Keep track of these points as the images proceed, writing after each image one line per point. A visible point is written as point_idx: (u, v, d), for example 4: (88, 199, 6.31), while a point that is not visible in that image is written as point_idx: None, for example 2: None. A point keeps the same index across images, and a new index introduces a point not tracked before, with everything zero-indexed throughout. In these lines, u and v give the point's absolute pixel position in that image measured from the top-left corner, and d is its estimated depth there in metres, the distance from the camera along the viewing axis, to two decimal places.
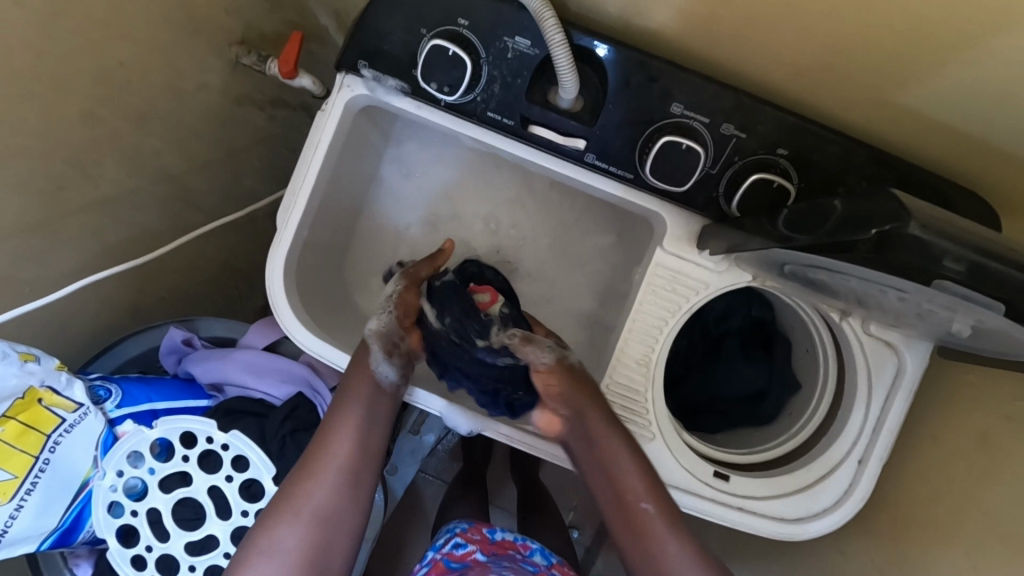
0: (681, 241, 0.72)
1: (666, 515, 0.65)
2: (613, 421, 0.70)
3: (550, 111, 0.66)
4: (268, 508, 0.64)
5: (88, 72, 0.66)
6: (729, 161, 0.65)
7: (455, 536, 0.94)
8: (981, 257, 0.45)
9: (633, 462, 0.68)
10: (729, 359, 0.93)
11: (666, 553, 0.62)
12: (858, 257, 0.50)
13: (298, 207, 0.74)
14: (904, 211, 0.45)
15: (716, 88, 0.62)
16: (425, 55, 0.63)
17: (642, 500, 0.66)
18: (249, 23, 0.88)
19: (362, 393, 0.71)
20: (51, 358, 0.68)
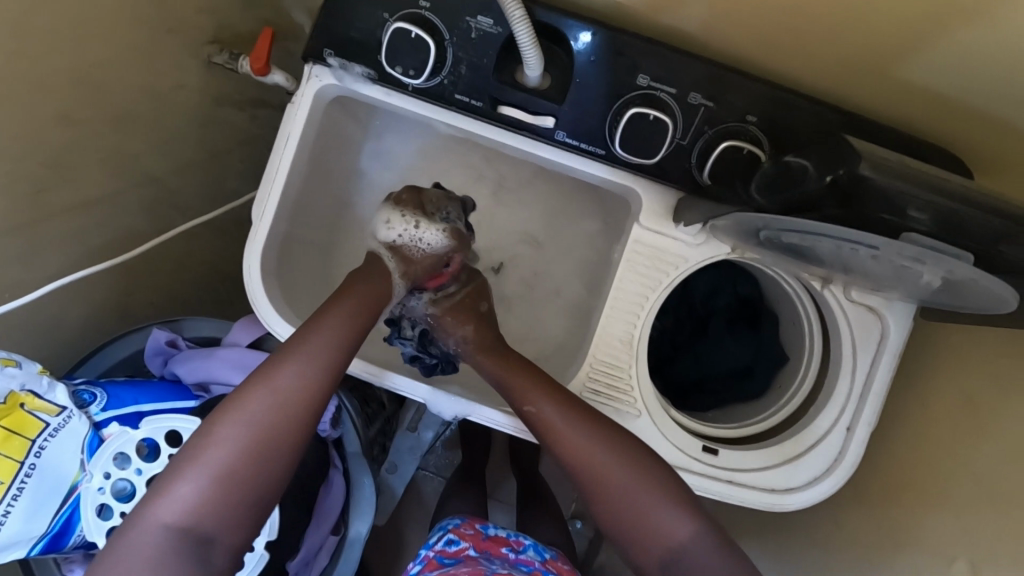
0: (658, 217, 0.72)
1: (560, 411, 0.68)
2: (493, 353, 0.77)
3: (519, 90, 0.66)
4: (178, 453, 0.61)
5: (60, 69, 0.66)
6: (699, 131, 0.64)
7: (447, 533, 0.94)
8: (946, 201, 0.46)
9: (529, 381, 0.72)
10: (715, 335, 0.93)
11: (572, 445, 0.66)
12: (827, 198, 0.50)
13: (271, 198, 0.73)
14: (852, 152, 0.47)
15: (681, 59, 0.62)
16: (390, 39, 0.63)
17: (553, 418, 0.68)
18: (223, 21, 0.88)
19: (304, 354, 0.65)
20: (33, 363, 0.69)
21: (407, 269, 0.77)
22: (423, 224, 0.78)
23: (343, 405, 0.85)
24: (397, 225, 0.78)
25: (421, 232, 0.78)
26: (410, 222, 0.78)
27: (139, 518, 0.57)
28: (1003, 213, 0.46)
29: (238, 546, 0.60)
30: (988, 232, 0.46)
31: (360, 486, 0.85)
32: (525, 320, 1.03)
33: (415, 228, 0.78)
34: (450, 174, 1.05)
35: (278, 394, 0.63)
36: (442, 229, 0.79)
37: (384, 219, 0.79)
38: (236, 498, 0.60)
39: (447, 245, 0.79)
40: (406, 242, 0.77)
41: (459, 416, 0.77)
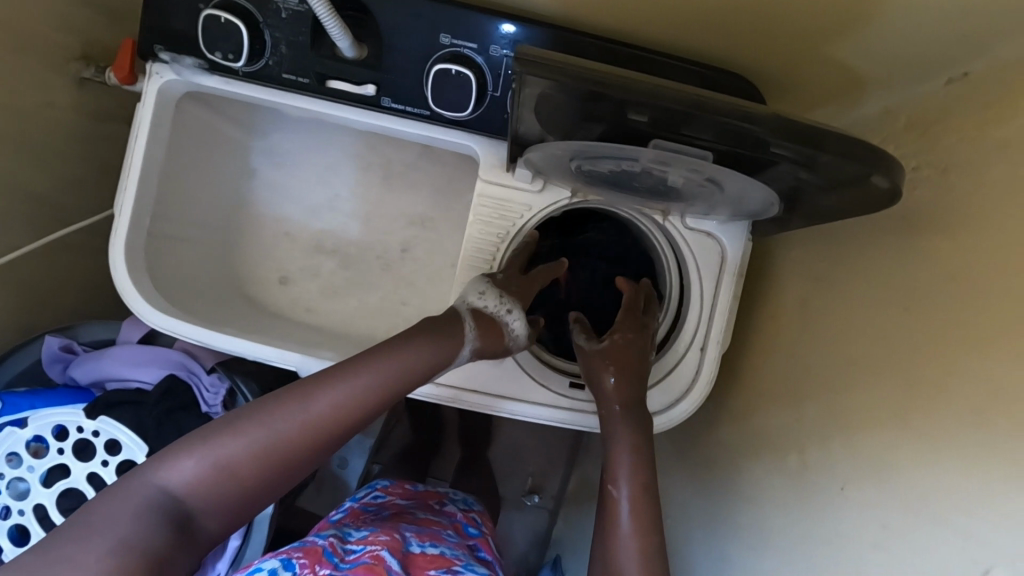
0: (494, 168, 0.76)
1: (641, 473, 0.70)
2: (627, 378, 0.75)
3: (339, 63, 0.70)
4: (204, 426, 0.59)
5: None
6: (508, 81, 0.68)
7: (375, 489, 1.02)
8: (658, 101, 0.49)
9: (630, 430, 0.72)
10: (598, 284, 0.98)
11: (620, 493, 0.69)
12: (579, 119, 0.56)
13: (128, 192, 0.77)
14: (549, 62, 0.51)
15: (476, 15, 0.66)
16: (202, 26, 0.67)
17: (630, 467, 0.70)
18: (87, 39, 0.92)
19: (360, 379, 0.63)
20: None
21: (484, 345, 0.74)
22: (514, 309, 0.76)
23: (238, 388, 0.86)
24: (492, 300, 0.75)
25: (505, 313, 0.76)
26: (501, 299, 0.76)
27: (145, 474, 0.55)
28: (713, 108, 0.49)
29: (211, 537, 0.57)
30: (698, 124, 0.50)
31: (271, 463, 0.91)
32: (427, 294, 1.07)
33: (503, 307, 0.76)
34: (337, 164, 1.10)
35: (311, 405, 0.60)
36: (526, 323, 0.77)
37: (477, 288, 0.76)
38: (229, 491, 0.57)
39: (522, 335, 0.77)
40: (490, 309, 0.75)
41: None
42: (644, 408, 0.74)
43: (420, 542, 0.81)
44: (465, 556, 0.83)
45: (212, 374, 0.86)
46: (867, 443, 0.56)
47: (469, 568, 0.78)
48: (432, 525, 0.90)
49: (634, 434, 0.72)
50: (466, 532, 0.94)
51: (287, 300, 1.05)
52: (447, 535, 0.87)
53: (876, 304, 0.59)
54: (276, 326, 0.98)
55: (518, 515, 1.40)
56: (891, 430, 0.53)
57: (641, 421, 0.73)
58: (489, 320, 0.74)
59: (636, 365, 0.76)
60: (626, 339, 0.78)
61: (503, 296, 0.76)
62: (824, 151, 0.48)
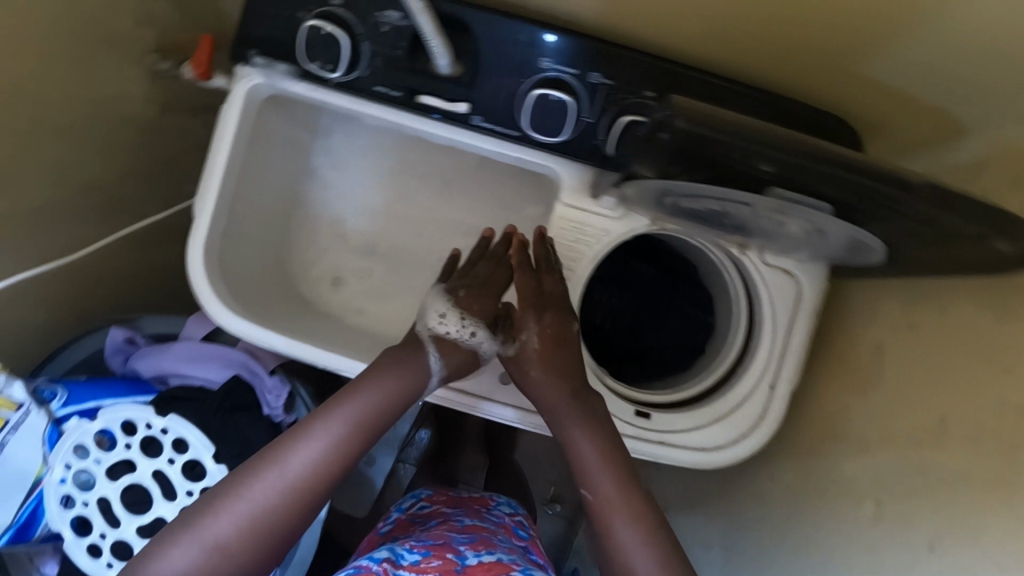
0: (577, 193, 0.75)
1: (617, 471, 0.67)
2: (558, 370, 0.75)
3: (432, 79, 0.69)
4: (183, 513, 0.59)
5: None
6: (603, 109, 0.68)
7: (420, 499, 1.02)
8: (791, 155, 0.49)
9: (583, 426, 0.71)
10: (661, 311, 0.97)
11: (601, 498, 0.65)
12: (684, 163, 0.56)
13: (211, 194, 0.77)
14: (676, 108, 0.51)
15: (578, 41, 0.66)
16: (304, 37, 0.66)
17: (599, 463, 0.67)
18: (163, 30, 0.92)
19: (330, 432, 0.63)
20: None
21: (453, 370, 0.75)
22: (475, 327, 0.78)
23: (296, 392, 0.88)
24: (454, 324, 0.77)
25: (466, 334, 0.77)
26: (459, 317, 0.78)
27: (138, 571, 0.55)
28: (838, 160, 0.48)
29: None
30: (823, 172, 0.49)
31: None
32: None
33: (462, 326, 0.77)
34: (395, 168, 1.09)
35: (288, 465, 0.61)
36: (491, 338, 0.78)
37: (439, 310, 0.79)
38: (229, 568, 0.57)
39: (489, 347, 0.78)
40: (448, 329, 0.77)
41: None
42: (583, 396, 0.73)
43: (475, 552, 0.81)
44: (521, 561, 0.82)
45: (274, 375, 0.86)
46: (960, 501, 0.56)
47: (527, 572, 0.78)
48: (482, 531, 0.90)
49: (590, 428, 0.71)
50: (517, 534, 0.95)
51: (340, 301, 1.06)
52: (499, 541, 0.87)
53: (970, 359, 0.59)
54: (332, 327, 0.98)
55: (543, 524, 1.41)
56: (987, 492, 0.53)
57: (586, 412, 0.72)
58: (453, 346, 0.76)
59: (569, 347, 0.77)
60: (548, 327, 0.77)
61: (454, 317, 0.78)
62: (955, 213, 0.47)
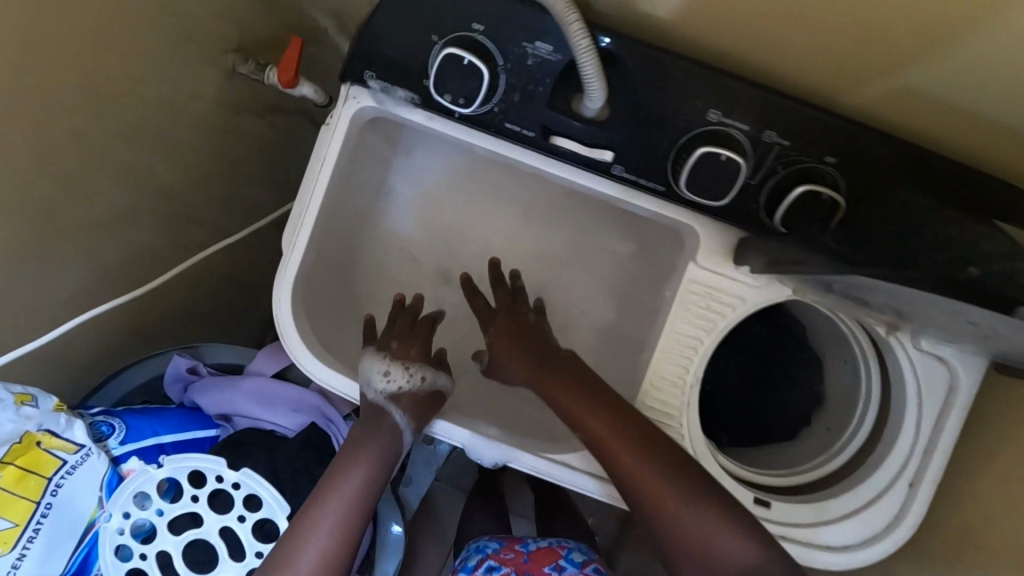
0: (716, 256, 0.67)
1: (622, 422, 0.64)
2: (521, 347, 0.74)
3: (574, 121, 0.60)
4: None
5: (71, 78, 0.61)
6: (770, 171, 0.59)
7: (488, 558, 0.94)
8: None
9: (566, 388, 0.68)
10: (767, 375, 0.89)
11: (619, 455, 0.62)
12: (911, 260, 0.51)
13: (304, 227, 0.68)
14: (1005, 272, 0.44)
15: (754, 92, 0.57)
16: (438, 65, 0.57)
17: (600, 419, 0.64)
18: (245, 27, 0.84)
19: (324, 525, 0.62)
20: (50, 399, 0.67)
21: (421, 419, 0.70)
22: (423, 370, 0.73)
23: None
24: (400, 375, 0.71)
25: (410, 379, 0.71)
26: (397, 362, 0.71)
27: None
28: None
29: None
30: None
31: (387, 531, 0.82)
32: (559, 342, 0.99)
33: (409, 372, 0.71)
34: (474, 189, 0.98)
35: (294, 567, 0.59)
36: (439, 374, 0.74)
37: (380, 368, 0.71)
38: None
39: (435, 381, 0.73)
40: (397, 380, 0.70)
41: (500, 463, 0.69)
42: (546, 355, 0.73)
43: None
44: None
45: (349, 422, 0.80)
46: None
47: None
48: None
49: (579, 384, 0.68)
50: None
51: None
52: None
53: None
54: None
55: None
56: None
57: (577, 386, 0.68)
58: (410, 398, 0.70)
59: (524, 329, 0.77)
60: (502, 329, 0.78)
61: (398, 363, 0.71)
62: None
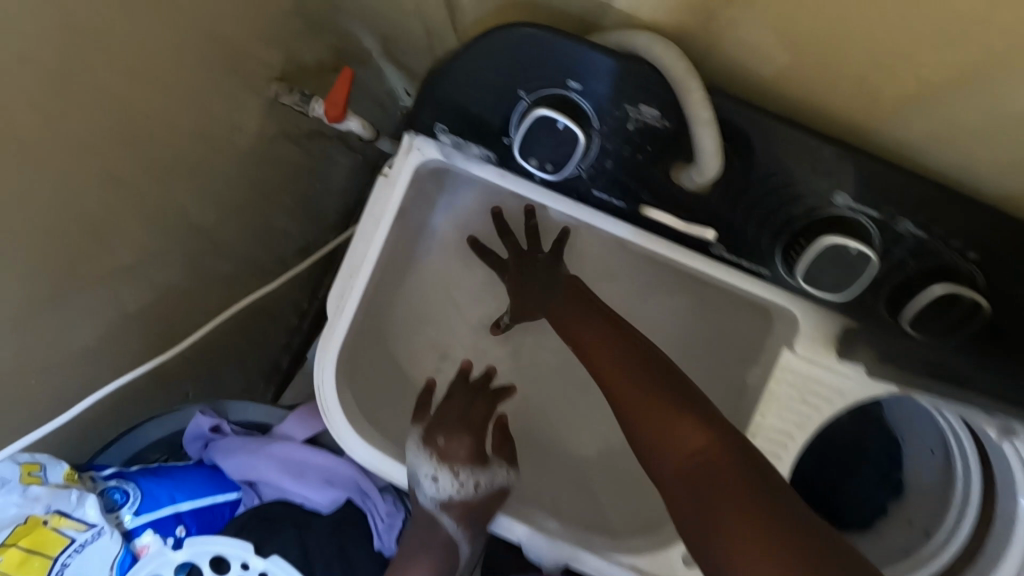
0: (816, 344, 0.59)
1: (620, 342, 0.60)
2: (540, 284, 0.73)
3: (674, 193, 0.53)
4: None
5: (92, 118, 0.53)
6: (899, 263, 0.51)
7: None
8: None
9: (574, 312, 0.67)
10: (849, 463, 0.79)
11: (609, 378, 0.58)
12: None
13: (355, 290, 0.61)
14: None
15: (896, 177, 0.48)
16: (527, 128, 0.51)
17: (598, 338, 0.62)
18: (290, 52, 0.76)
19: None
20: (63, 466, 0.62)
21: (472, 523, 0.65)
22: (471, 471, 0.65)
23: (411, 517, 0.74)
24: (444, 480, 0.65)
25: (453, 482, 0.65)
26: (441, 465, 0.65)
27: None
28: None
29: None
30: None
31: None
32: None
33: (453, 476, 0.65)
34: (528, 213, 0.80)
35: None
36: (490, 471, 0.66)
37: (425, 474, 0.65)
38: None
39: (484, 477, 0.66)
40: (441, 486, 0.65)
41: (561, 563, 0.63)
42: (557, 289, 0.71)
43: None
44: None
45: (386, 497, 0.72)
46: None
47: None
48: None
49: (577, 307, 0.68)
50: None
51: None
52: None
53: None
54: None
55: None
56: None
57: (625, 358, 0.58)
58: (457, 503, 0.64)
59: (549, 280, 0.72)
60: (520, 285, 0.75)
61: (440, 466, 0.65)
62: None
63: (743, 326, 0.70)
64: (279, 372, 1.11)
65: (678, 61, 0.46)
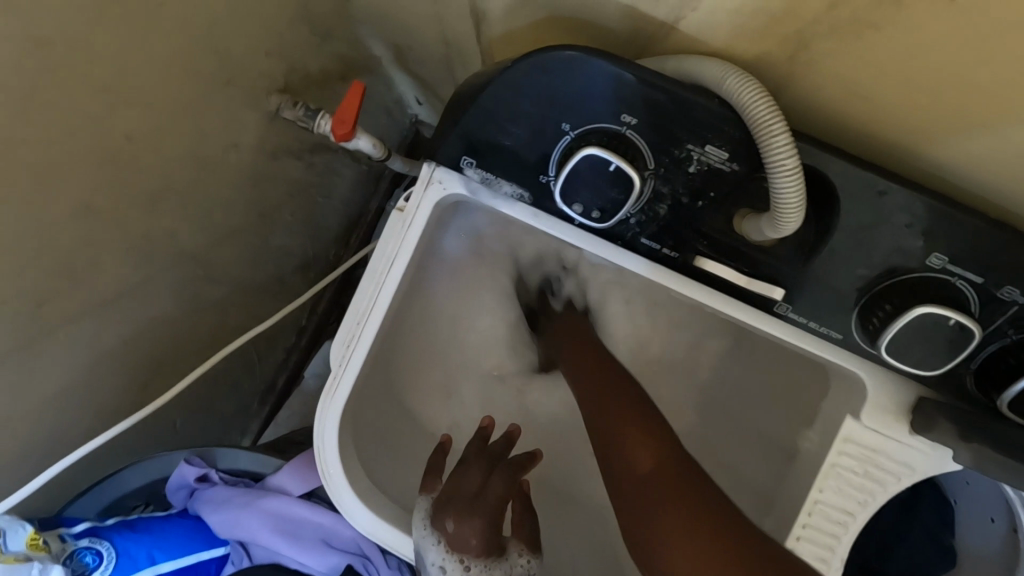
0: (886, 414, 0.52)
1: (602, 365, 0.63)
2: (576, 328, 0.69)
3: (731, 243, 0.47)
4: None
5: (57, 149, 0.46)
6: (1000, 335, 0.44)
7: None
8: None
9: (581, 346, 0.67)
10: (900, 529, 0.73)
11: (586, 389, 0.61)
12: None
13: (363, 339, 0.55)
14: None
15: (1009, 239, 0.40)
16: (571, 169, 0.44)
17: (590, 363, 0.64)
18: (295, 63, 0.68)
19: None
20: (24, 530, 0.54)
21: None
22: (487, 565, 0.54)
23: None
24: (454, 574, 0.54)
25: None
26: (451, 557, 0.54)
27: None
28: None
29: None
30: None
31: None
32: None
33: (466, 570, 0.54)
34: (553, 243, 0.69)
35: None
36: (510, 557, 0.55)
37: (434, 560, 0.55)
38: None
39: (503, 567, 0.55)
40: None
41: None
42: (579, 331, 0.69)
43: None
44: None
45: (391, 560, 0.66)
46: None
47: None
48: None
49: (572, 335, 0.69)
50: None
51: None
52: None
53: None
54: None
55: None
56: None
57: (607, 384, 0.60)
58: None
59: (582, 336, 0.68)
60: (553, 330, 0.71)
61: (450, 558, 0.54)
62: None
63: (792, 378, 0.63)
64: (274, 395, 1.04)
65: (761, 97, 0.38)
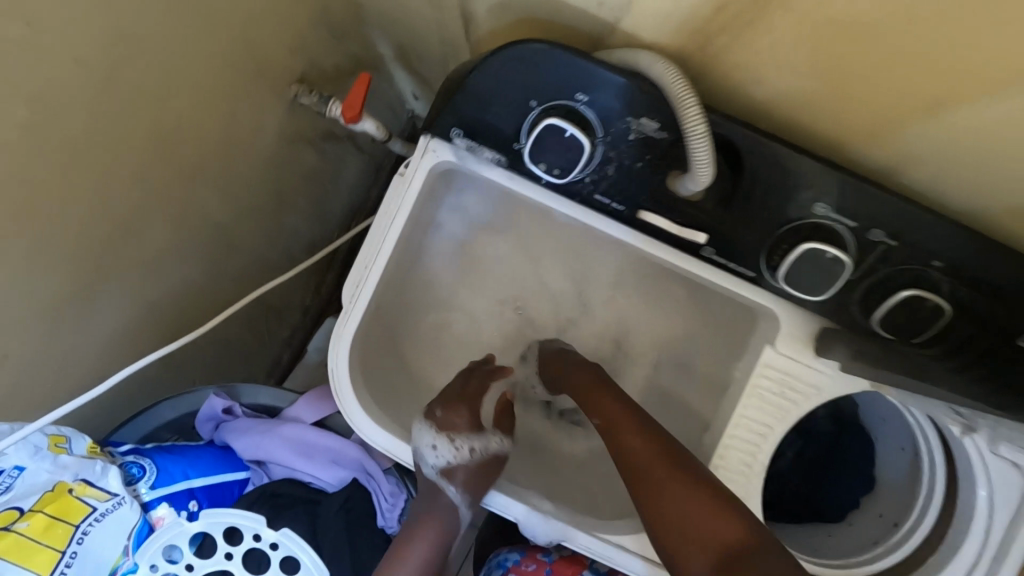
0: (797, 344, 0.65)
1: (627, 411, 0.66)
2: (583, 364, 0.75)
3: (669, 201, 0.59)
4: None
5: (127, 117, 0.57)
6: (871, 268, 0.56)
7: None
8: None
9: (580, 376, 0.73)
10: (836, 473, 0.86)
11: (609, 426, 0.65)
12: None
13: (369, 283, 0.67)
14: None
15: (875, 191, 0.52)
16: (537, 136, 0.56)
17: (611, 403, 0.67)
18: (312, 59, 0.79)
19: None
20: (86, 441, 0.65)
21: (473, 491, 0.69)
22: (473, 442, 0.72)
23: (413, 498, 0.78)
24: (445, 449, 0.70)
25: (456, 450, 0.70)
26: (444, 436, 0.70)
27: None
28: None
29: None
30: None
31: None
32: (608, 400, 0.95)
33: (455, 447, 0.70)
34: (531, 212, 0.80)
35: None
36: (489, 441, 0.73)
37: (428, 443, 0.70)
38: None
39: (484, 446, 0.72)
40: (444, 455, 0.70)
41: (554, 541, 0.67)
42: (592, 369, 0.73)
43: None
44: None
45: (390, 477, 0.77)
46: None
47: None
48: None
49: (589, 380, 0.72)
50: None
51: None
52: None
53: None
54: None
55: None
56: None
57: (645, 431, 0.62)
58: (457, 471, 0.70)
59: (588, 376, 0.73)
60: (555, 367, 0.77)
61: (443, 436, 0.70)
62: None
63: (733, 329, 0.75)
64: (281, 367, 1.14)
65: (676, 79, 0.49)
